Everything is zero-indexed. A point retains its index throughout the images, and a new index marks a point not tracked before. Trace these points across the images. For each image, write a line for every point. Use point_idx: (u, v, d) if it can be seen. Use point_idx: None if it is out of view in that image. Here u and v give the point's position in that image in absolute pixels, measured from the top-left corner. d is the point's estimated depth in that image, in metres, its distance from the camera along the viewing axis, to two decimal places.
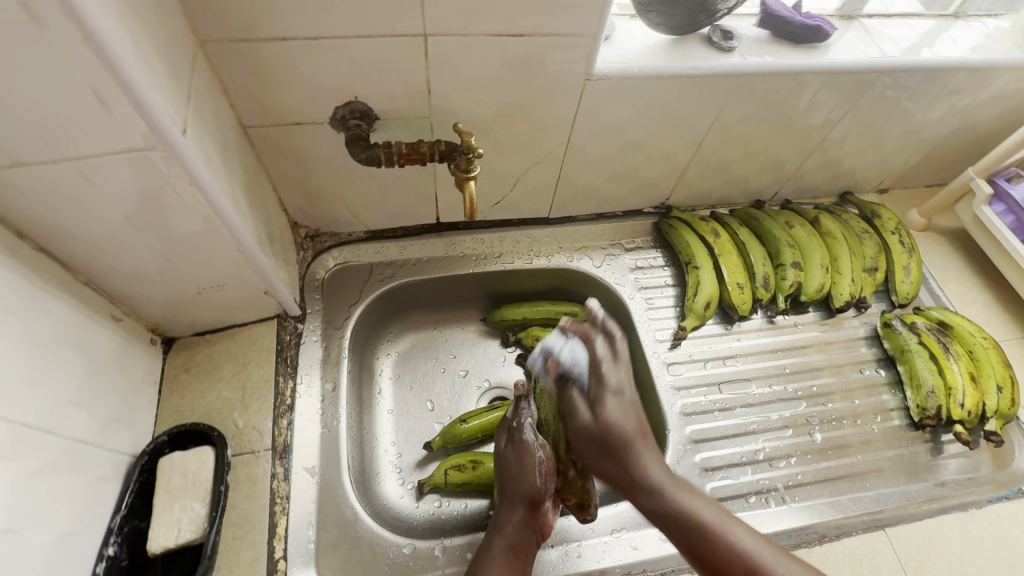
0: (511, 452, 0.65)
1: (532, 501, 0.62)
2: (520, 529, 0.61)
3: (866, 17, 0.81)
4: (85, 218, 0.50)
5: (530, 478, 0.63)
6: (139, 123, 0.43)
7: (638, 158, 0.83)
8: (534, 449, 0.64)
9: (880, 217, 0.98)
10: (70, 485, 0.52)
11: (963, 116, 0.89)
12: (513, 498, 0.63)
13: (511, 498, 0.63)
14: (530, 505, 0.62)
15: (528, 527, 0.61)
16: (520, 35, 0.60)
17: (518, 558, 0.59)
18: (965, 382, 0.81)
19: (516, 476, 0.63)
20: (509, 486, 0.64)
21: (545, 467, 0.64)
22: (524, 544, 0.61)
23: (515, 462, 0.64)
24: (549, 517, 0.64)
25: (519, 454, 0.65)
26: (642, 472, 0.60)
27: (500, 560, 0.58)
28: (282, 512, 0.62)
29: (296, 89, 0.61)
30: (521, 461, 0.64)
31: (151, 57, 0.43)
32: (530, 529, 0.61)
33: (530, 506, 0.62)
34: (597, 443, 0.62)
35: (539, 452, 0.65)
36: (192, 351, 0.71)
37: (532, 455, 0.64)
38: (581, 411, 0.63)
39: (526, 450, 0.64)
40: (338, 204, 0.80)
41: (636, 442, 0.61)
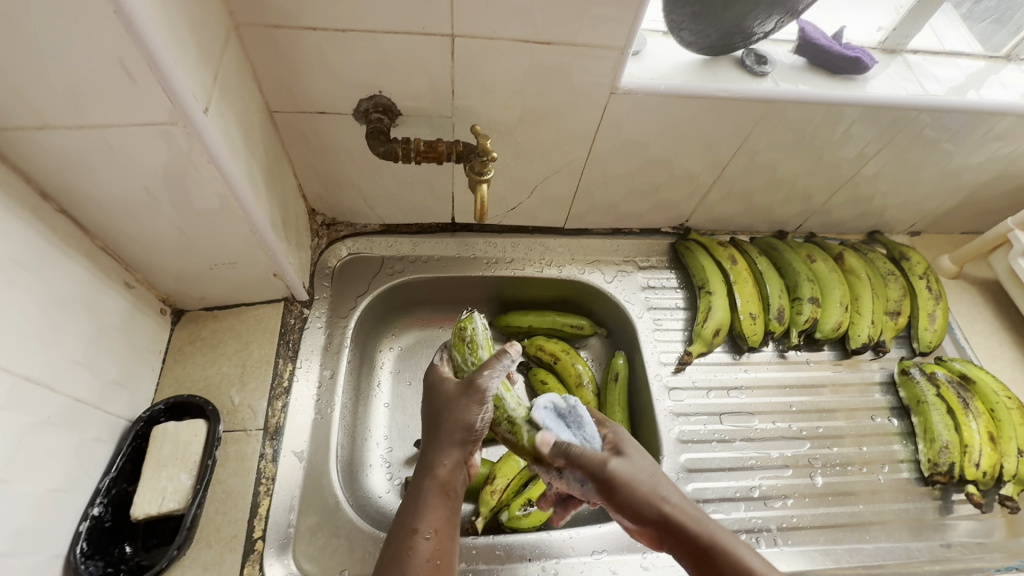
0: (445, 393, 0.55)
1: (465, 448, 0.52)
2: (452, 468, 0.51)
3: (911, 52, 0.78)
4: (106, 185, 0.51)
5: (461, 419, 0.52)
6: (163, 98, 0.44)
7: (660, 176, 0.82)
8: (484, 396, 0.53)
9: (908, 260, 0.94)
10: (65, 442, 0.53)
11: (1007, 164, 0.86)
12: (439, 437, 0.52)
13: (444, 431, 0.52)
14: (459, 446, 0.52)
15: (462, 465, 0.52)
16: (548, 43, 0.60)
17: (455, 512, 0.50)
18: (982, 441, 0.77)
19: (444, 413, 0.53)
20: (434, 424, 0.53)
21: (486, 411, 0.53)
22: (461, 483, 0.51)
23: (449, 401, 0.53)
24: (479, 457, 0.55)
25: (451, 399, 0.53)
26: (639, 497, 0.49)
27: (433, 502, 0.49)
28: (266, 493, 0.63)
29: (323, 80, 0.62)
30: (451, 404, 0.53)
31: (182, 35, 0.44)
32: (462, 469, 0.52)
33: (460, 444, 0.52)
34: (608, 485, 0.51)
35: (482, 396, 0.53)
36: (199, 325, 0.73)
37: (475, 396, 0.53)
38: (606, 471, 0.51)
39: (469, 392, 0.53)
40: (356, 195, 0.81)
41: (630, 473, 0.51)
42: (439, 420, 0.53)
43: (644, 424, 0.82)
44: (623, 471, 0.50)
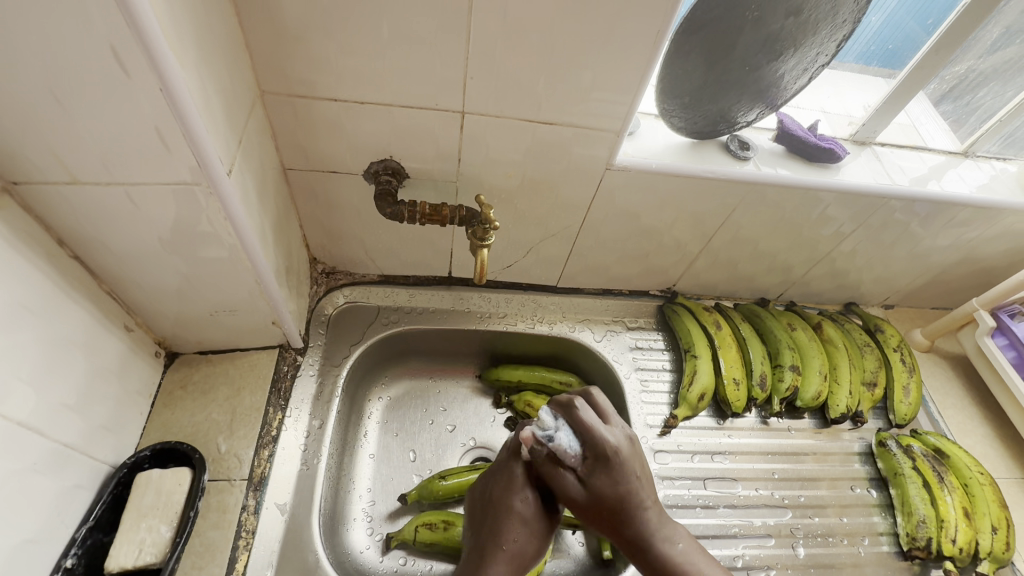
0: (479, 513, 0.63)
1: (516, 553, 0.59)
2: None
3: (879, 144, 0.86)
4: (122, 235, 0.53)
5: (485, 550, 0.60)
6: (190, 161, 0.47)
7: (649, 244, 0.87)
8: (520, 481, 0.62)
9: (883, 332, 0.99)
10: (47, 489, 0.52)
11: (970, 247, 0.92)
12: (465, 574, 0.60)
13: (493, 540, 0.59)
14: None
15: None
16: (550, 123, 0.65)
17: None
18: (957, 516, 0.78)
19: (476, 555, 0.60)
20: (466, 563, 0.60)
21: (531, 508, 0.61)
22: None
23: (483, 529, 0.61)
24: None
25: (488, 518, 0.61)
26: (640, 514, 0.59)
27: None
28: (245, 547, 0.62)
29: (338, 143, 0.66)
30: (488, 532, 0.60)
31: (215, 108, 0.48)
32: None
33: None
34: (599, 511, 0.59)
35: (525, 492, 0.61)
36: (191, 369, 0.73)
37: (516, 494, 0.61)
38: (570, 481, 0.59)
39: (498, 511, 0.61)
40: (358, 247, 0.83)
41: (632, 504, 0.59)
42: (467, 558, 0.61)
43: None
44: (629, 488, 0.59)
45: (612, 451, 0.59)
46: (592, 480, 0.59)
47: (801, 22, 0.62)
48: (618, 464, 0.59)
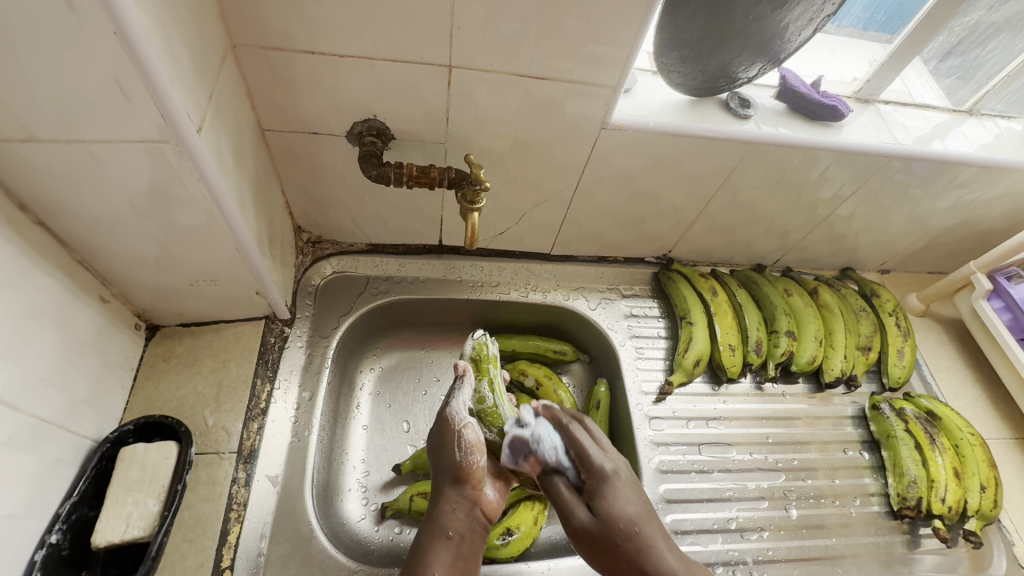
0: (435, 429, 0.62)
1: (457, 477, 0.58)
2: (454, 509, 0.57)
3: (882, 103, 0.83)
4: (89, 199, 0.50)
5: (449, 449, 0.59)
6: (156, 116, 0.44)
7: (645, 208, 0.84)
8: (455, 420, 0.61)
9: (879, 297, 0.98)
10: (25, 465, 0.50)
11: (970, 210, 0.90)
12: (439, 478, 0.59)
13: (438, 476, 0.59)
14: (458, 483, 0.58)
15: (462, 502, 0.57)
16: (542, 78, 0.62)
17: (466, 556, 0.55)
18: (947, 477, 0.79)
19: (439, 450, 0.60)
20: (435, 463, 0.60)
21: (467, 441, 0.59)
22: (465, 528, 0.56)
23: (439, 441, 0.60)
24: (489, 494, 0.60)
25: (441, 432, 0.61)
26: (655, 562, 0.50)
27: (436, 545, 0.54)
28: (237, 519, 0.61)
29: (319, 102, 0.62)
30: (444, 437, 0.60)
31: (180, 57, 0.44)
32: (465, 508, 0.57)
33: (459, 482, 0.58)
34: (604, 543, 0.50)
35: (465, 427, 0.60)
36: (174, 342, 0.71)
37: (455, 429, 0.60)
38: (579, 513, 0.51)
39: (450, 424, 0.61)
40: (344, 214, 0.80)
41: (642, 526, 0.50)
42: (438, 466, 0.60)
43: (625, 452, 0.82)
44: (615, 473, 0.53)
45: (605, 471, 0.53)
46: (598, 505, 0.51)
47: None
48: (617, 488, 0.52)
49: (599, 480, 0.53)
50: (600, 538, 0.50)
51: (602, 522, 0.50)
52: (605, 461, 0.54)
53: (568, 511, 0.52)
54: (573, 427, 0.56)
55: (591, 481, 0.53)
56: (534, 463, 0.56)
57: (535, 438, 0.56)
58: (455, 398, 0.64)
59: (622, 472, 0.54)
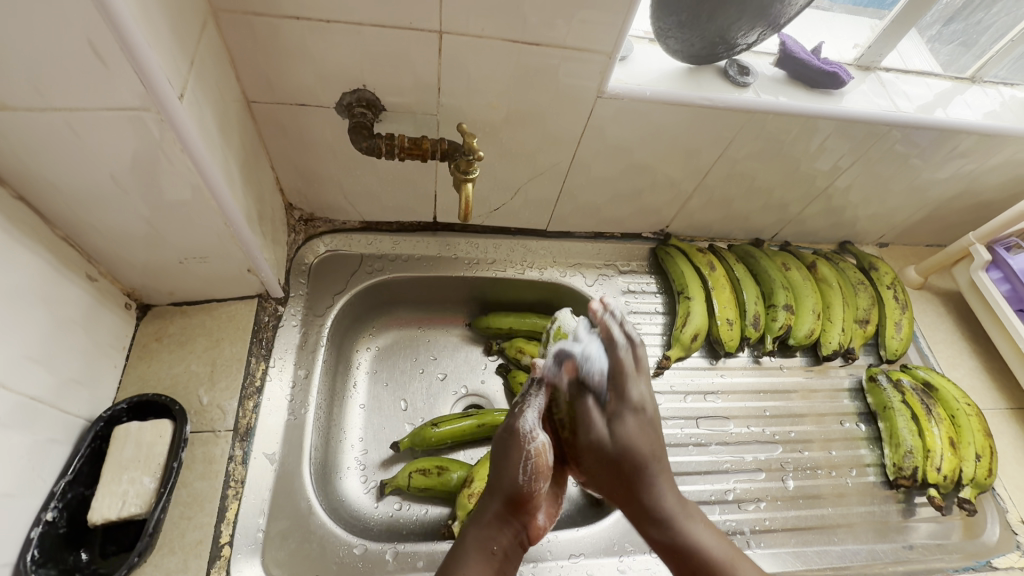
0: (501, 440, 0.56)
1: (513, 500, 0.54)
2: (501, 527, 0.54)
3: (883, 70, 0.81)
4: (70, 172, 0.49)
5: (512, 470, 0.54)
6: (135, 82, 0.42)
7: (642, 182, 0.83)
8: (523, 439, 0.54)
9: (877, 270, 0.98)
10: (17, 443, 0.50)
11: (970, 180, 0.89)
12: (495, 491, 0.55)
13: (492, 488, 0.55)
14: (514, 506, 0.54)
15: (510, 524, 0.54)
16: (535, 44, 0.60)
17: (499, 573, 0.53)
18: (943, 446, 0.79)
19: (502, 468, 0.55)
20: (493, 476, 0.55)
21: (532, 466, 0.53)
22: (506, 547, 0.54)
23: (502, 453, 0.55)
24: (538, 520, 0.56)
25: (508, 444, 0.55)
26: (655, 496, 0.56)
27: (473, 561, 0.52)
28: (234, 496, 0.61)
29: (306, 72, 0.60)
30: (509, 453, 0.54)
31: (157, 20, 0.42)
32: (513, 528, 0.54)
33: (516, 504, 0.54)
34: (613, 463, 0.56)
35: (532, 447, 0.54)
36: (166, 321, 0.70)
37: (521, 450, 0.54)
38: (553, 499, 0.59)
39: (521, 444, 0.54)
40: (335, 190, 0.79)
41: (652, 462, 0.57)
42: (495, 476, 0.55)
43: None
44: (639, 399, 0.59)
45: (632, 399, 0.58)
46: (619, 423, 0.57)
47: None
48: (639, 418, 0.58)
49: (624, 401, 0.58)
50: (610, 462, 0.56)
51: (617, 442, 0.56)
52: (635, 390, 0.59)
53: (587, 428, 0.57)
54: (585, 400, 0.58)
55: (615, 398, 0.58)
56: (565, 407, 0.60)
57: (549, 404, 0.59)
58: (527, 407, 0.57)
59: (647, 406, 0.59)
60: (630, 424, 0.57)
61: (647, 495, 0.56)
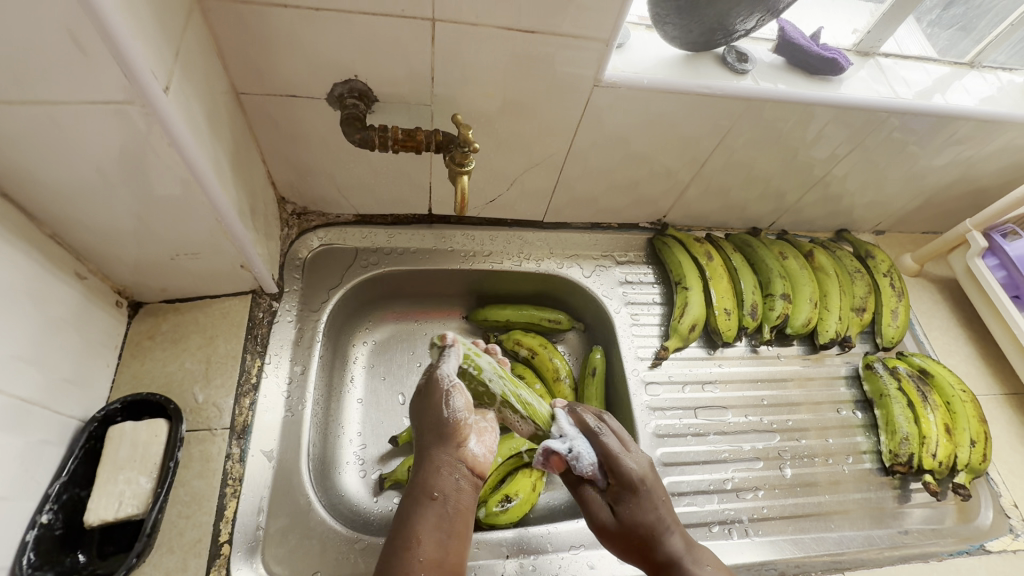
0: (420, 388, 0.55)
1: (444, 433, 0.52)
2: (439, 468, 0.51)
3: (882, 56, 0.80)
4: (54, 168, 0.47)
5: (435, 409, 0.53)
6: (118, 74, 0.41)
7: (639, 171, 0.82)
8: (444, 385, 0.54)
9: (874, 258, 0.98)
10: (9, 446, 0.49)
11: (967, 167, 0.89)
12: (423, 437, 0.53)
13: (423, 433, 0.53)
14: (443, 442, 0.52)
15: (449, 461, 0.51)
16: (531, 32, 0.58)
17: (456, 519, 0.49)
18: (939, 432, 0.80)
19: (424, 409, 0.54)
20: (418, 423, 0.54)
21: (456, 397, 0.53)
22: (453, 491, 0.50)
23: (423, 396, 0.54)
24: (472, 450, 0.53)
25: (429, 390, 0.54)
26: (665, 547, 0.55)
27: (419, 510, 0.49)
28: (233, 494, 0.61)
29: (295, 62, 0.59)
30: (428, 395, 0.54)
31: (140, 9, 0.41)
32: (450, 464, 0.51)
33: (444, 441, 0.52)
34: (625, 542, 0.57)
35: (450, 385, 0.54)
36: (159, 319, 0.69)
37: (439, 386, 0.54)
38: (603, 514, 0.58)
39: (436, 384, 0.54)
40: (328, 183, 0.77)
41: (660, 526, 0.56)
42: (419, 420, 0.54)
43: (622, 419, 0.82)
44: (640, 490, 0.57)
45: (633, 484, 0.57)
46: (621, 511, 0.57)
47: None
48: (642, 496, 0.57)
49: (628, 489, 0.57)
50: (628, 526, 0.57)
51: (622, 526, 0.56)
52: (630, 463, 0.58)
53: (590, 516, 0.58)
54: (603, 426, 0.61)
55: (614, 482, 0.57)
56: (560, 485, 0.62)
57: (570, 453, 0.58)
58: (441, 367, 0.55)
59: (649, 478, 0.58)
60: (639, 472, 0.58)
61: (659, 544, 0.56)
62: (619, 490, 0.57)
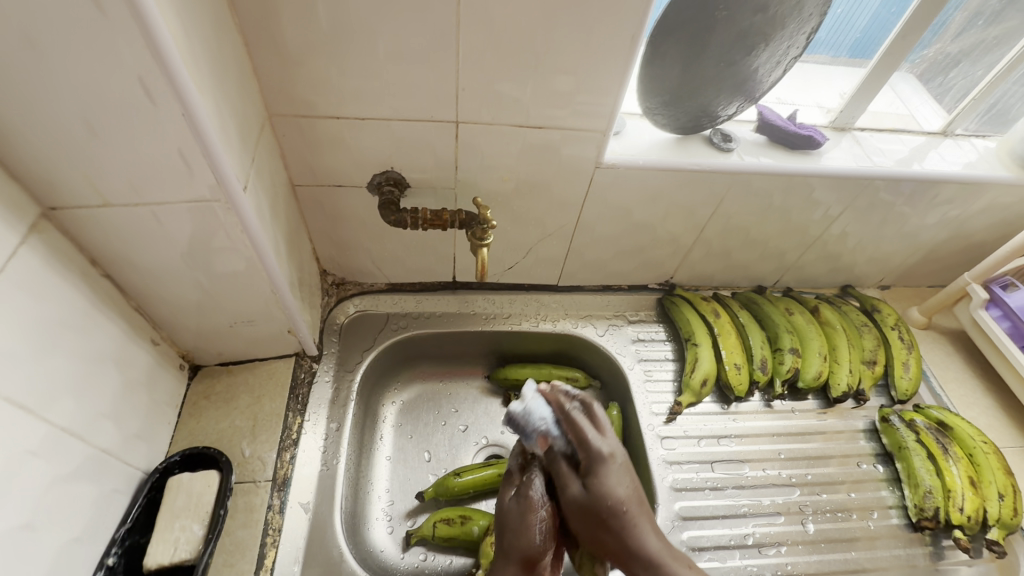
0: (511, 499, 0.62)
1: (527, 560, 0.59)
2: None
3: (858, 129, 0.88)
4: (152, 252, 0.58)
5: (526, 534, 0.59)
6: (211, 179, 0.51)
7: (643, 238, 0.90)
8: (535, 502, 0.61)
9: (880, 311, 1.01)
10: (88, 493, 0.55)
11: (957, 224, 0.94)
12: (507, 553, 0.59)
13: (505, 553, 0.59)
14: (528, 565, 0.59)
15: None
16: (539, 127, 0.68)
17: None
18: (963, 485, 0.80)
19: (509, 531, 0.60)
20: (502, 541, 0.60)
21: (546, 526, 0.60)
22: None
23: (515, 517, 0.60)
24: None
25: (521, 512, 0.60)
26: (637, 542, 0.59)
27: None
28: (272, 544, 0.65)
29: (343, 159, 0.70)
30: (521, 519, 0.60)
31: (230, 129, 0.52)
32: None
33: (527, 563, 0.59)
34: (588, 517, 0.59)
35: (542, 510, 0.61)
36: (213, 380, 0.76)
37: (535, 512, 0.60)
38: (573, 486, 0.61)
39: (531, 508, 0.60)
40: (365, 257, 0.88)
41: (626, 508, 0.59)
42: (507, 539, 0.60)
43: (639, 474, 0.84)
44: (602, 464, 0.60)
45: (596, 453, 0.60)
46: (592, 485, 0.59)
47: (768, 18, 0.65)
48: (609, 470, 0.60)
49: (595, 461, 0.60)
50: (585, 511, 0.59)
51: (591, 495, 0.59)
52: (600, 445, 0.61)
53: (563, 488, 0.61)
54: (577, 414, 0.62)
55: (585, 456, 0.61)
56: (542, 441, 0.62)
57: (526, 412, 0.61)
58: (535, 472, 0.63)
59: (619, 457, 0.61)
60: (606, 473, 0.60)
61: (627, 527, 0.59)
62: (596, 469, 0.60)
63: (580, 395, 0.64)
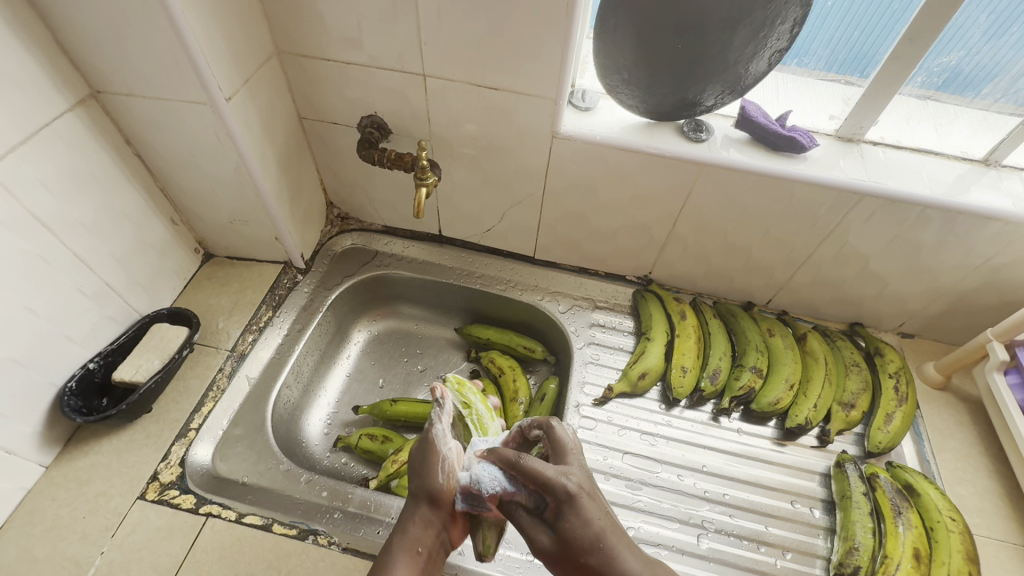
0: (419, 447, 0.58)
1: (436, 501, 0.55)
2: (424, 527, 0.55)
3: (870, 143, 0.80)
4: (166, 142, 0.74)
5: (431, 472, 0.56)
6: (198, 85, 0.65)
7: (613, 221, 0.91)
8: (440, 451, 0.57)
9: (882, 356, 0.90)
10: (88, 311, 0.73)
11: (992, 271, 0.80)
12: (415, 495, 0.56)
13: (414, 494, 0.56)
14: (434, 505, 0.55)
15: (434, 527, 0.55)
16: (497, 89, 0.75)
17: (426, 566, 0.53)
18: (904, 554, 0.68)
19: (419, 471, 0.57)
20: (412, 482, 0.57)
21: (451, 465, 0.56)
22: (434, 545, 0.54)
23: (420, 460, 0.58)
24: (457, 526, 0.57)
25: (425, 452, 0.57)
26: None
27: (400, 558, 0.52)
28: (212, 398, 0.80)
29: (336, 99, 0.83)
30: (427, 457, 0.57)
31: (221, 49, 0.65)
32: (433, 533, 0.55)
33: (434, 506, 0.55)
34: (566, 571, 0.47)
35: (448, 452, 0.57)
36: (218, 267, 0.94)
37: (438, 452, 0.56)
38: (540, 535, 0.49)
39: (436, 449, 0.57)
40: (362, 195, 1.00)
41: (615, 547, 0.46)
42: (416, 480, 0.57)
43: None
44: (579, 490, 0.49)
45: (567, 487, 0.48)
46: (561, 527, 0.47)
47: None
48: (587, 505, 0.48)
49: (566, 499, 0.48)
50: (563, 560, 0.47)
51: (562, 541, 0.47)
52: (575, 468, 0.50)
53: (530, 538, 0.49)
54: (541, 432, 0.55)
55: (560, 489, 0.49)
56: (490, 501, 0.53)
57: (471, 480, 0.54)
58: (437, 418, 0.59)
59: (594, 490, 0.49)
60: (585, 509, 0.48)
61: (609, 565, 0.46)
62: (569, 503, 0.49)
63: (538, 419, 0.57)
